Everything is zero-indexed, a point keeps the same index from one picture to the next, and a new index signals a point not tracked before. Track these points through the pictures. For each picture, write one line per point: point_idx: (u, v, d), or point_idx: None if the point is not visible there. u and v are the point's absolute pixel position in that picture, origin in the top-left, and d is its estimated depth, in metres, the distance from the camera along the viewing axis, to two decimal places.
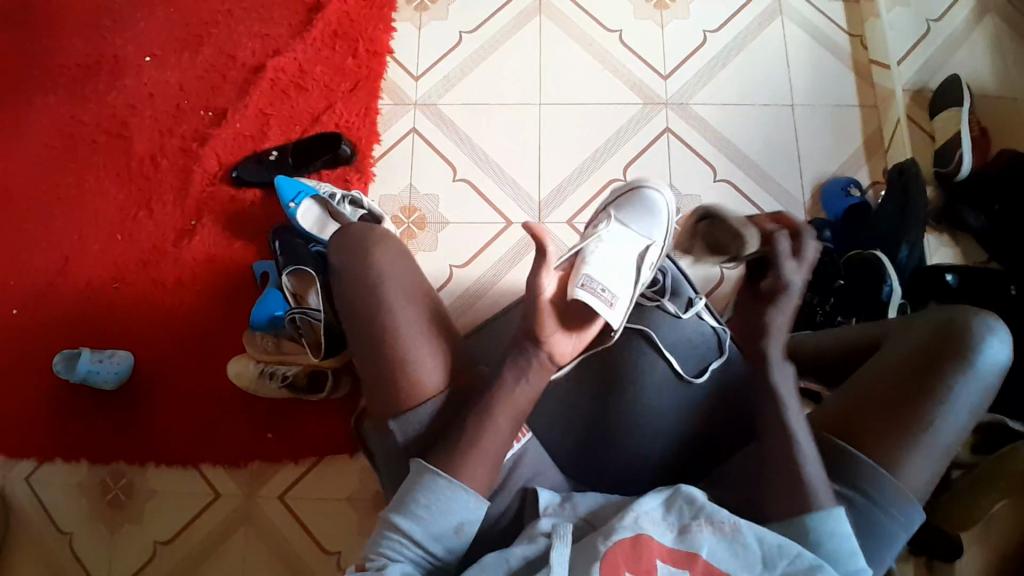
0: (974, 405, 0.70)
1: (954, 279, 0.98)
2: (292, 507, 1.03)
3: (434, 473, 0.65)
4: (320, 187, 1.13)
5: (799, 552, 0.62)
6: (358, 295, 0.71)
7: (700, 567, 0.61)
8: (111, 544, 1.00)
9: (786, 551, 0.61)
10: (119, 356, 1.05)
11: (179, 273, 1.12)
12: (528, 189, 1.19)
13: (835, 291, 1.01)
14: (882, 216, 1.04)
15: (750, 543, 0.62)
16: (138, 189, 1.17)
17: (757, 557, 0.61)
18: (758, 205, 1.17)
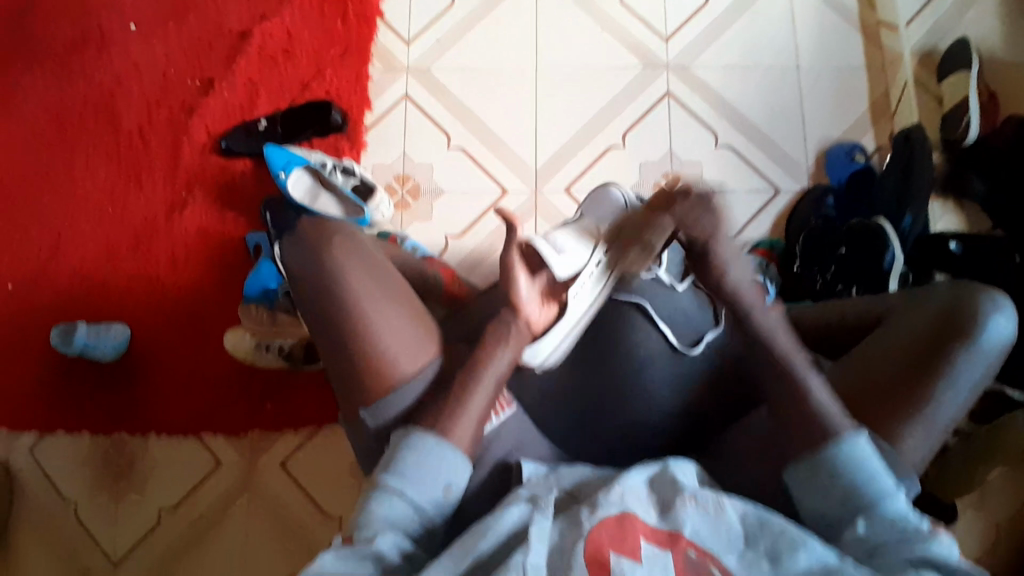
0: (976, 384, 0.72)
1: (957, 247, 0.95)
2: (293, 476, 1.04)
3: (423, 432, 0.67)
4: (310, 156, 1.11)
5: (782, 528, 0.62)
6: (315, 286, 0.73)
7: (682, 549, 0.61)
8: (115, 513, 1.01)
9: (769, 528, 0.62)
10: (115, 330, 1.05)
11: (173, 247, 1.12)
12: (524, 158, 1.17)
13: (836, 259, 0.99)
14: (887, 182, 1.01)
15: (732, 520, 0.63)
16: (129, 162, 1.16)
17: (739, 535, 0.63)
18: (758, 171, 1.14)
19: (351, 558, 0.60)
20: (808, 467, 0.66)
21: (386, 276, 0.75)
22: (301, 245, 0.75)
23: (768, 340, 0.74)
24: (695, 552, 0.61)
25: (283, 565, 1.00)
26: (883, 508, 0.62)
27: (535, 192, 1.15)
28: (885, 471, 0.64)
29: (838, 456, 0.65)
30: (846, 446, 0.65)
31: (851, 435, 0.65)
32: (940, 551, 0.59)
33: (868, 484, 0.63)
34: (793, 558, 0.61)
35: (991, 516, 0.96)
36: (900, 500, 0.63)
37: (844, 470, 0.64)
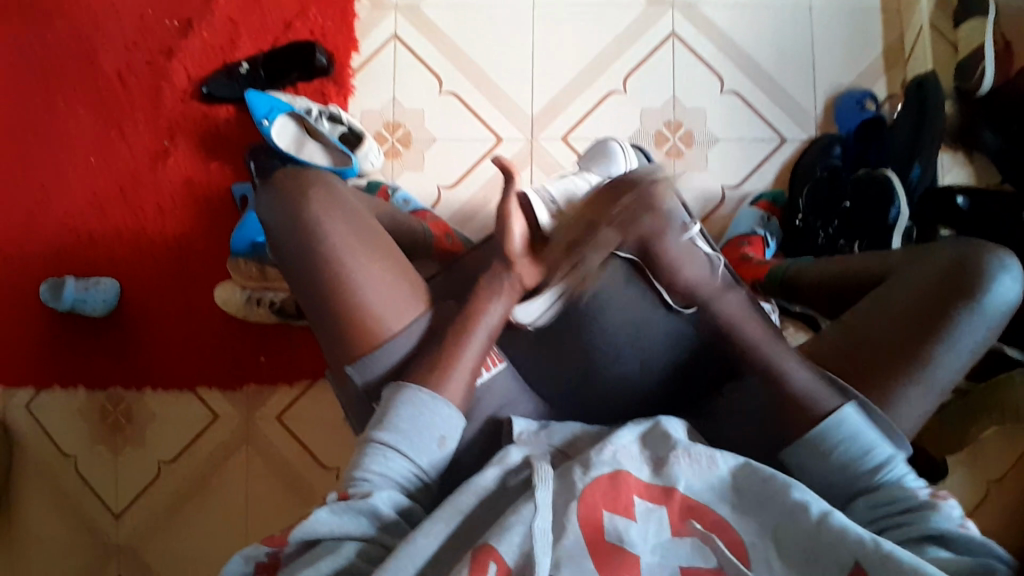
0: (978, 345, 0.68)
1: (965, 202, 0.92)
2: (289, 427, 1.05)
3: (417, 387, 0.66)
4: (294, 102, 1.07)
5: (771, 476, 0.63)
6: (296, 241, 0.70)
7: (677, 502, 0.62)
8: (116, 465, 1.03)
9: (760, 478, 0.63)
10: (105, 284, 1.04)
11: (159, 197, 1.09)
12: (520, 104, 1.12)
13: (840, 213, 0.97)
14: (902, 133, 0.96)
15: (724, 473, 0.64)
16: (107, 109, 1.11)
17: (729, 485, 0.63)
18: (764, 118, 1.09)
19: (346, 512, 0.59)
20: (806, 446, 0.66)
21: (368, 229, 0.72)
22: (278, 196, 0.72)
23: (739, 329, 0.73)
24: (689, 505, 0.62)
25: (282, 515, 1.02)
26: (882, 478, 0.63)
27: (532, 140, 1.11)
28: (882, 439, 0.65)
29: (831, 431, 0.65)
30: (841, 417, 0.65)
31: (838, 409, 0.66)
32: (939, 519, 0.59)
33: (864, 458, 0.64)
34: (786, 504, 0.61)
35: (982, 473, 0.97)
36: (899, 466, 0.64)
37: (839, 444, 0.65)
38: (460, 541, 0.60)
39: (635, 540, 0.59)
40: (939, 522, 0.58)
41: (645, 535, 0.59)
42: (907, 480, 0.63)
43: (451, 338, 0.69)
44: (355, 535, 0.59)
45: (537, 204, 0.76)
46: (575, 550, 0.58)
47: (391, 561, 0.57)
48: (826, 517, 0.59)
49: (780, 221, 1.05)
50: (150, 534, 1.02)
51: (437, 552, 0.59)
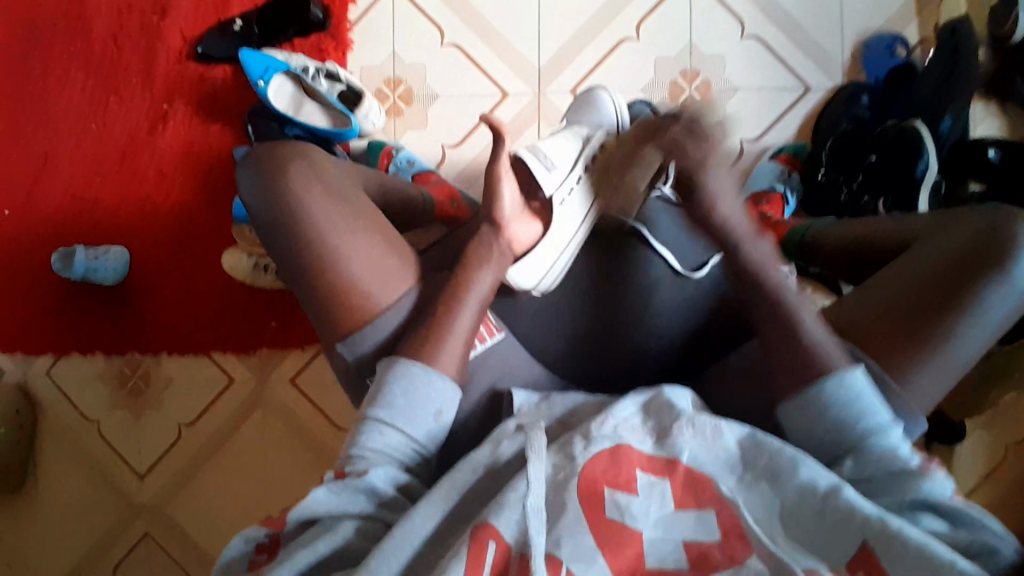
0: (1003, 319, 0.64)
1: (997, 154, 0.86)
2: (302, 390, 1.06)
3: (409, 361, 0.65)
4: (290, 60, 1.03)
5: (780, 449, 0.60)
6: (282, 213, 0.68)
7: (680, 475, 0.59)
8: (137, 428, 1.07)
9: (767, 449, 0.60)
10: (115, 253, 1.04)
11: (161, 164, 1.08)
12: (526, 56, 1.06)
13: (864, 168, 0.92)
14: (926, 84, 0.91)
15: (730, 444, 0.60)
16: (104, 72, 1.09)
17: (736, 457, 0.60)
18: (787, 64, 1.02)
19: (345, 490, 0.60)
20: (798, 404, 0.62)
21: (350, 199, 0.70)
22: (257, 169, 0.70)
23: (759, 274, 0.69)
24: (693, 477, 0.59)
25: (301, 473, 1.05)
26: (873, 445, 0.59)
27: (538, 94, 1.06)
28: (880, 405, 0.60)
29: (829, 392, 0.60)
30: (842, 381, 0.60)
31: (844, 370, 0.60)
32: (930, 489, 0.56)
33: (858, 422, 0.59)
34: (794, 476, 0.58)
35: (1001, 437, 0.97)
36: (895, 435, 0.59)
37: (834, 407, 0.60)
38: (456, 518, 0.59)
39: (637, 515, 0.56)
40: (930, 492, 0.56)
41: (647, 509, 0.57)
42: (901, 447, 0.59)
43: (442, 312, 0.67)
44: (354, 513, 0.59)
45: (530, 163, 0.80)
46: (575, 525, 0.55)
47: (386, 542, 0.57)
48: (835, 492, 0.56)
49: (802, 176, 1.00)
50: (174, 494, 1.06)
51: (434, 530, 0.58)
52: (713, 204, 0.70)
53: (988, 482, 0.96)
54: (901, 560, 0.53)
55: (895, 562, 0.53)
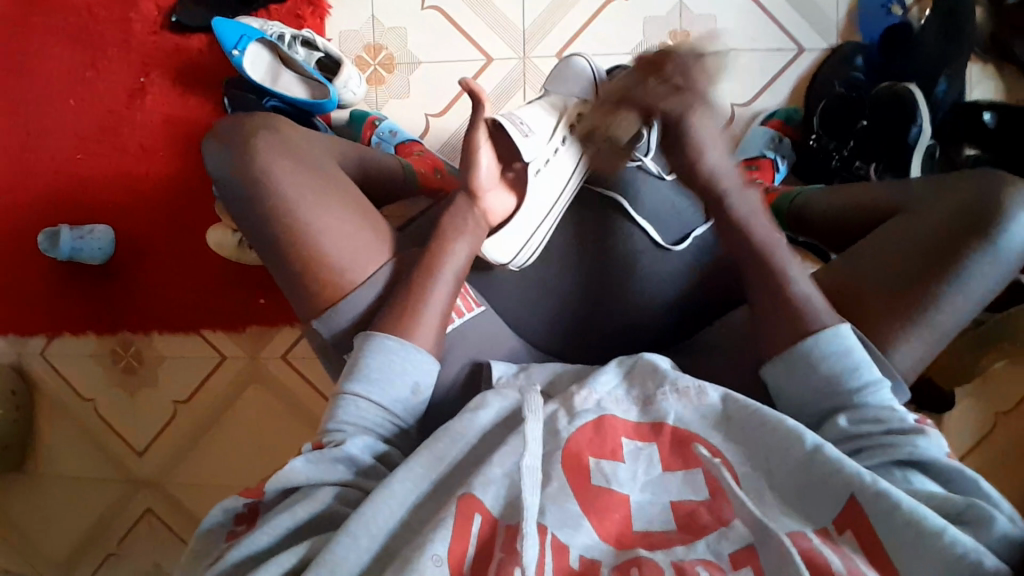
0: (988, 289, 0.62)
1: (992, 119, 0.85)
2: (294, 364, 1.07)
3: (384, 334, 0.65)
4: (266, 28, 1.00)
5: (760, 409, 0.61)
6: (255, 195, 0.67)
7: (667, 435, 0.60)
8: (132, 403, 1.09)
9: (747, 405, 0.60)
10: (100, 232, 1.04)
11: (140, 138, 1.06)
12: (511, 18, 1.02)
13: (856, 133, 0.90)
14: (928, 43, 0.87)
15: (714, 403, 0.62)
16: (79, 44, 1.06)
17: (718, 415, 0.61)
18: (781, 22, 0.98)
19: (323, 460, 0.60)
20: (788, 361, 0.61)
21: (320, 170, 0.70)
22: (228, 146, 0.69)
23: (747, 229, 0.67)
24: (679, 435, 0.60)
25: (294, 443, 1.06)
26: (864, 401, 0.59)
27: (524, 58, 1.02)
28: (871, 361, 0.60)
29: (819, 348, 0.60)
30: (833, 335, 0.60)
31: (833, 327, 0.60)
32: (926, 445, 0.56)
33: (850, 376, 0.59)
34: (779, 428, 0.58)
35: (991, 405, 0.98)
36: (885, 391, 0.59)
37: (823, 363, 0.60)
38: (436, 492, 0.60)
39: (623, 481, 0.57)
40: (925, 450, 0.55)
41: (632, 475, 0.58)
42: (892, 404, 0.59)
43: (416, 288, 0.67)
44: (334, 480, 0.60)
45: (507, 129, 0.75)
46: (558, 494, 0.55)
47: (365, 511, 0.56)
48: (820, 450, 0.56)
49: (793, 141, 0.98)
50: (171, 467, 1.09)
51: (417, 500, 0.59)
52: (700, 153, 0.68)
53: (976, 450, 0.98)
54: (889, 520, 0.51)
55: (883, 520, 0.52)
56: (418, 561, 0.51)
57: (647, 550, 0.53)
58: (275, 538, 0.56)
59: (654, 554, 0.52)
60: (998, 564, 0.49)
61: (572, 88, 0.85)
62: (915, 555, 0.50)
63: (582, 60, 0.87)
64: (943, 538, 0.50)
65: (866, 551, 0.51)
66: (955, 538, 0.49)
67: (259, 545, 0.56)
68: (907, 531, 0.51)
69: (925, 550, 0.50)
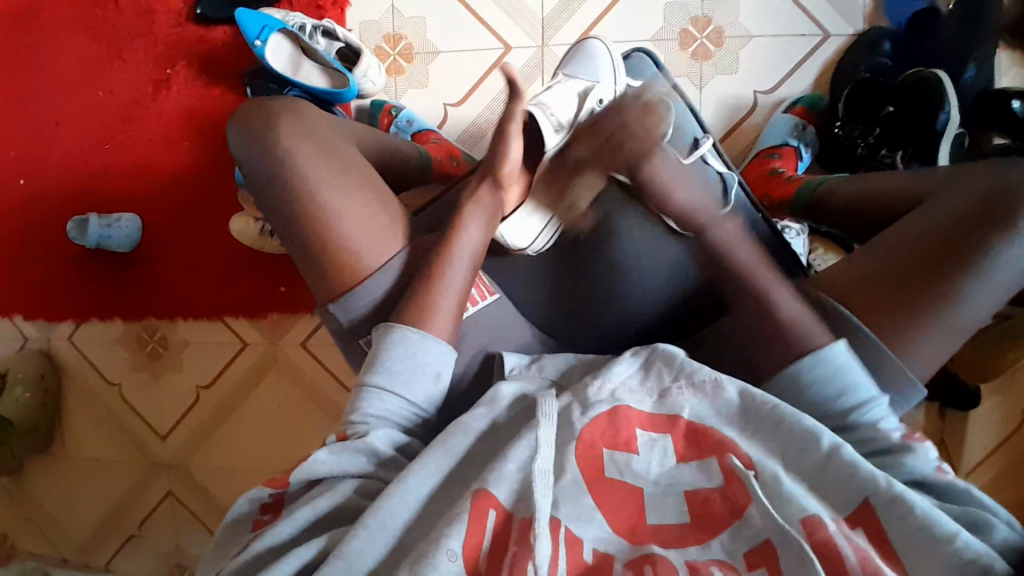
0: (1013, 283, 0.60)
1: (1021, 104, 0.79)
2: (312, 352, 1.08)
3: (405, 327, 0.65)
4: (286, 19, 1.00)
5: (776, 404, 0.61)
6: (273, 184, 0.68)
7: (682, 427, 0.61)
8: (158, 388, 1.12)
9: (769, 401, 0.61)
10: (125, 220, 1.06)
11: (166, 128, 1.08)
12: (529, 6, 1.02)
13: (881, 121, 0.87)
14: (948, 28, 0.85)
15: (731, 397, 0.62)
16: (108, 37, 1.09)
17: (735, 410, 0.62)
18: (804, 7, 0.96)
19: (345, 452, 0.62)
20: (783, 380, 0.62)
21: (342, 155, 0.70)
22: (246, 132, 0.69)
23: (721, 260, 0.71)
24: (694, 428, 0.60)
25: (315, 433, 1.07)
26: (856, 420, 0.60)
27: (542, 47, 1.01)
28: (862, 379, 0.60)
29: (806, 372, 0.61)
30: (820, 359, 0.60)
31: (821, 349, 0.61)
32: (915, 464, 0.56)
33: (837, 399, 0.60)
34: (798, 426, 0.58)
35: (1020, 403, 0.95)
36: (878, 407, 0.60)
37: (811, 385, 0.61)
38: (450, 482, 0.61)
39: (638, 472, 0.58)
40: (913, 469, 0.56)
41: (649, 466, 0.59)
42: (883, 423, 0.59)
43: (432, 276, 0.68)
44: (355, 472, 0.61)
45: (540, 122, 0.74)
46: (572, 487, 0.57)
47: (383, 504, 0.58)
48: (837, 450, 0.56)
49: (816, 129, 0.96)
50: (193, 454, 1.11)
51: (432, 491, 0.60)
52: (667, 196, 0.73)
53: (1000, 452, 0.96)
54: (900, 524, 0.52)
55: (895, 525, 0.52)
56: (434, 556, 0.52)
57: (661, 546, 0.54)
58: (296, 529, 0.57)
59: (668, 552, 0.53)
60: (1006, 567, 0.50)
61: (592, 75, 0.82)
62: (924, 556, 0.51)
63: (598, 44, 0.85)
64: (953, 543, 0.50)
65: (875, 543, 0.52)
66: (966, 543, 0.50)
67: (283, 535, 0.57)
68: (918, 535, 0.51)
69: (934, 552, 0.50)
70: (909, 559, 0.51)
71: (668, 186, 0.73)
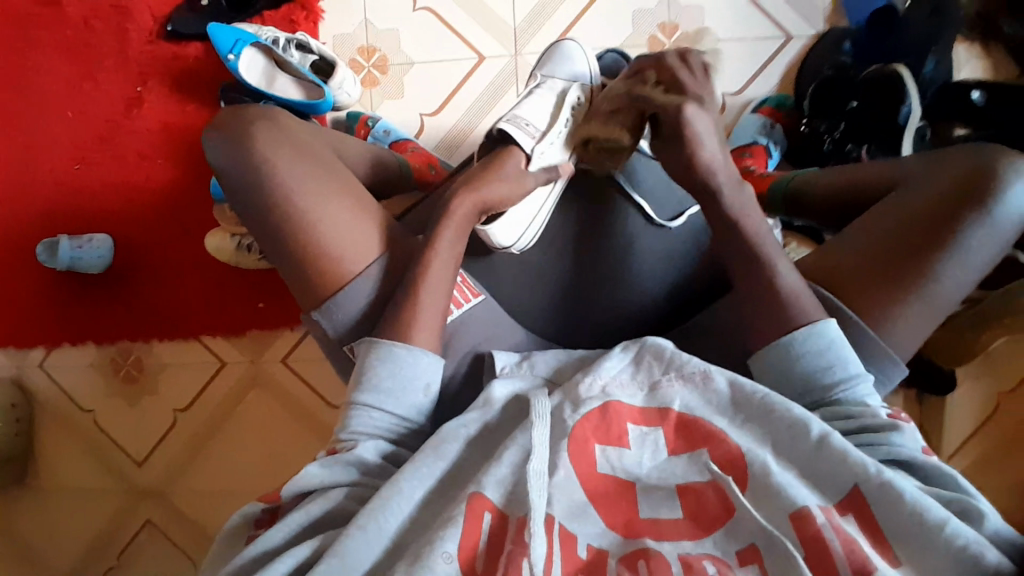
0: (987, 260, 0.63)
1: (981, 96, 0.86)
2: (294, 369, 1.07)
3: (390, 342, 0.66)
4: (260, 32, 1.00)
5: (765, 394, 0.61)
6: (255, 193, 0.67)
7: (673, 420, 0.62)
8: (134, 412, 1.09)
9: (759, 389, 0.61)
10: (98, 240, 1.04)
11: (138, 145, 1.07)
12: (501, 16, 1.03)
13: (847, 115, 0.90)
14: (913, 23, 0.89)
15: (721, 388, 0.63)
16: (76, 57, 1.07)
17: (726, 400, 0.62)
18: (769, 13, 1.00)
19: (335, 464, 0.63)
20: (773, 353, 0.62)
21: (323, 161, 0.70)
22: (226, 140, 0.69)
23: (738, 224, 0.66)
24: (687, 421, 0.61)
25: (298, 453, 1.06)
26: (841, 397, 0.61)
27: (515, 55, 1.03)
28: (854, 356, 0.61)
29: (800, 343, 0.61)
30: (816, 330, 0.61)
31: (817, 322, 0.61)
32: (900, 441, 0.58)
33: (830, 372, 0.61)
34: (788, 416, 0.59)
35: (995, 385, 0.97)
36: (863, 386, 0.61)
37: (802, 359, 0.61)
38: (443, 486, 0.62)
39: (630, 467, 0.60)
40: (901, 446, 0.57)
41: (640, 460, 0.60)
42: (869, 400, 0.61)
43: (417, 279, 0.68)
44: (345, 481, 0.62)
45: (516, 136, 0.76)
46: (566, 483, 0.58)
47: (376, 504, 0.59)
48: (826, 438, 0.57)
49: (785, 129, 0.99)
50: (174, 479, 1.08)
51: (424, 495, 0.61)
52: (696, 146, 0.67)
53: (982, 434, 0.97)
54: (892, 513, 0.54)
55: (887, 516, 0.54)
56: (430, 559, 0.53)
57: (655, 540, 0.56)
58: (289, 536, 0.60)
59: (661, 544, 0.55)
60: (1001, 559, 0.52)
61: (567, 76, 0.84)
62: (915, 548, 0.53)
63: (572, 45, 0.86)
64: (944, 534, 0.52)
65: (867, 529, 0.54)
66: (958, 532, 0.52)
67: (275, 541, 0.59)
68: (912, 527, 0.53)
69: (926, 542, 0.53)
70: (901, 548, 0.53)
71: (699, 139, 0.67)
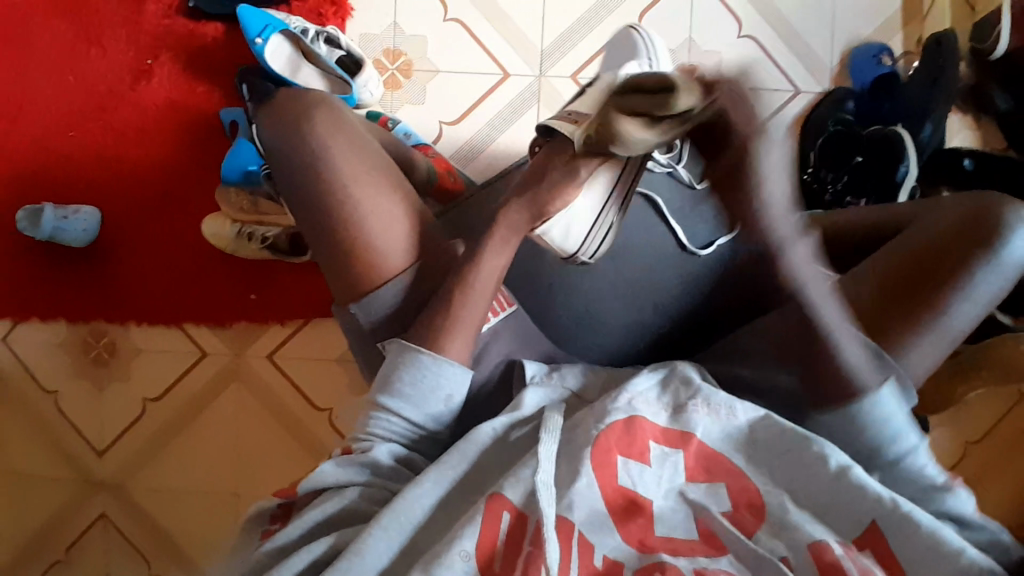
0: (993, 295, 0.67)
1: (971, 164, 0.94)
2: (279, 366, 1.02)
3: (417, 349, 0.63)
4: (290, 20, 0.99)
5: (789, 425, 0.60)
6: (300, 178, 0.67)
7: (694, 447, 0.59)
8: (101, 397, 1.02)
9: (779, 426, 0.59)
10: (85, 213, 0.99)
11: (141, 120, 1.02)
12: (530, 38, 1.06)
13: (851, 168, 0.95)
14: (912, 90, 0.98)
15: (743, 424, 0.60)
16: (84, 21, 1.03)
17: (745, 438, 0.60)
18: (779, 66, 1.07)
19: (351, 465, 0.61)
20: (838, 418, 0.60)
21: (370, 149, 0.69)
22: (278, 121, 0.69)
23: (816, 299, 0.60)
24: (706, 453, 0.59)
25: (273, 460, 1.01)
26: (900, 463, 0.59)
27: (540, 76, 1.05)
28: (910, 427, 0.60)
29: (866, 412, 0.59)
30: (879, 401, 0.59)
31: (880, 390, 0.59)
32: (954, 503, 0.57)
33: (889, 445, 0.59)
34: (809, 452, 0.57)
35: (963, 434, 1.03)
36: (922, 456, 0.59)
37: (867, 426, 0.59)
38: (462, 489, 0.60)
39: (647, 484, 0.57)
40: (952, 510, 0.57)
41: (659, 479, 0.57)
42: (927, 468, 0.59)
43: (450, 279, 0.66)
44: (359, 481, 0.60)
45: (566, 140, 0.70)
46: (586, 491, 0.55)
47: (396, 505, 0.57)
48: (845, 471, 0.56)
49: None
50: (134, 473, 1.02)
51: (442, 498, 0.59)
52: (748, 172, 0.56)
53: None
54: (912, 543, 0.52)
55: (903, 544, 0.53)
56: (447, 556, 0.53)
57: (670, 555, 0.53)
58: (304, 531, 0.57)
59: (676, 559, 0.53)
60: None
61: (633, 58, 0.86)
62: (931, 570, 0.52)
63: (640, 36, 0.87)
64: (962, 559, 0.51)
65: (885, 566, 0.53)
66: (973, 558, 0.51)
67: (291, 536, 0.56)
68: (926, 551, 0.52)
69: (942, 560, 0.51)
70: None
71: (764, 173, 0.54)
